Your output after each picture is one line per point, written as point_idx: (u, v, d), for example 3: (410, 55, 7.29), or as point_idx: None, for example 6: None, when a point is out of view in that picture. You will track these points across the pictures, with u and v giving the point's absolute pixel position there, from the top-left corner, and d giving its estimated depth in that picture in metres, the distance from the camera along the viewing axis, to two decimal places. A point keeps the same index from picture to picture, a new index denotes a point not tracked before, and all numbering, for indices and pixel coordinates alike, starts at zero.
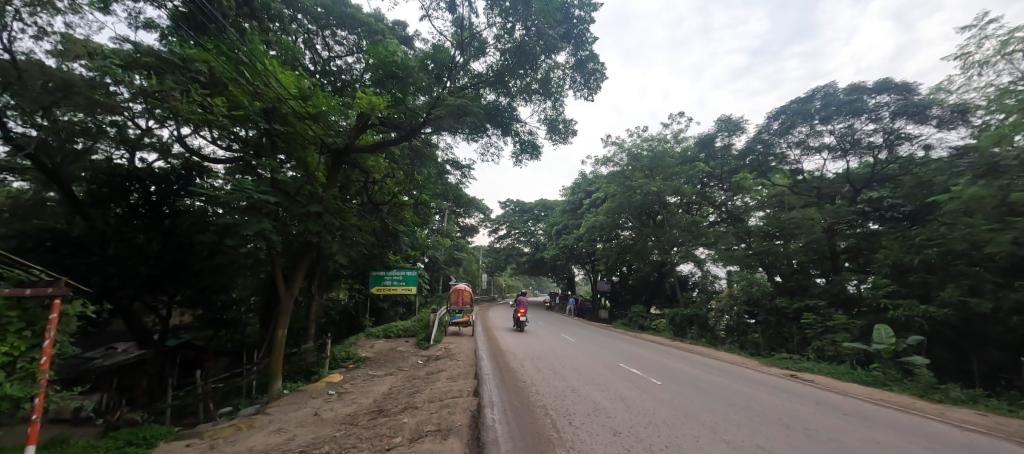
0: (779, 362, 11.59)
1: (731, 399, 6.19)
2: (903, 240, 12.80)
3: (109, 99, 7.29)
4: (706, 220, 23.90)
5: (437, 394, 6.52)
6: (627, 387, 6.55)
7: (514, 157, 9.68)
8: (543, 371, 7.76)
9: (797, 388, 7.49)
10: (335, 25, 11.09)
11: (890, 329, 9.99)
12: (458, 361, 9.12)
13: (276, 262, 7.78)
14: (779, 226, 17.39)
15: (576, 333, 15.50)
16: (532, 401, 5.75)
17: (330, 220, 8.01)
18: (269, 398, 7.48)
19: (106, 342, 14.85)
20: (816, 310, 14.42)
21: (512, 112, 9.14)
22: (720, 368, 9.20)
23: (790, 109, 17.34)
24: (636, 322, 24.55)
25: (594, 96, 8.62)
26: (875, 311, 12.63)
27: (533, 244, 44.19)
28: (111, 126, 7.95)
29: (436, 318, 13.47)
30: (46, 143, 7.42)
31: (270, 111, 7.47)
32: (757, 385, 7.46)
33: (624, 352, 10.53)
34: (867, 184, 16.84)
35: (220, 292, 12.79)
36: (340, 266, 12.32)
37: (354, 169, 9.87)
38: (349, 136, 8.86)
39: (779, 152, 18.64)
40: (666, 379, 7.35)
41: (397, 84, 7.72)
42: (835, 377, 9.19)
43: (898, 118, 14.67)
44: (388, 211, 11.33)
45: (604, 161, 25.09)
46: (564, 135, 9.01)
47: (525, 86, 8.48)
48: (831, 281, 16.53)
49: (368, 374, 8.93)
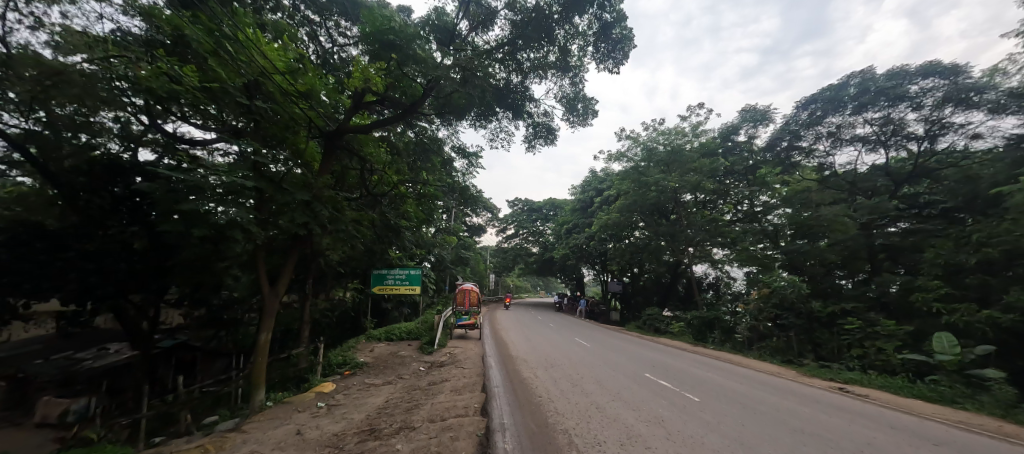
0: (820, 372, 10.48)
1: (791, 425, 5.17)
2: (956, 237, 11.59)
3: (112, 95, 5.67)
4: (725, 220, 22.24)
5: (438, 411, 5.58)
6: (663, 408, 5.56)
7: (527, 143, 8.73)
8: (560, 383, 6.82)
9: (861, 409, 6.42)
10: (340, 13, 9.85)
11: (953, 337, 8.91)
12: (463, 370, 8.17)
13: (259, 256, 6.90)
14: (808, 223, 16.16)
15: (590, 338, 14.46)
16: (551, 424, 4.80)
17: (320, 210, 7.17)
18: (250, 410, 6.61)
19: (99, 342, 14.17)
20: (854, 314, 13.19)
21: (524, 91, 8.20)
22: (760, 381, 8.19)
23: (821, 98, 16.15)
24: (650, 326, 23.46)
25: (619, 71, 7.68)
26: (925, 316, 11.44)
27: (541, 243, 43.31)
28: (114, 121, 6.84)
29: (441, 321, 12.56)
30: (42, 136, 6.27)
31: (252, 87, 6.63)
32: (813, 405, 6.41)
33: (647, 359, 9.55)
34: (907, 179, 15.55)
35: (212, 290, 12.00)
36: (338, 262, 11.51)
37: (350, 157, 8.96)
38: (343, 118, 8.04)
39: (807, 145, 17.50)
40: (704, 396, 6.34)
41: (395, 55, 6.82)
42: (892, 392, 8.07)
43: (945, 105, 13.45)
44: (389, 204, 10.42)
45: (618, 157, 24.11)
46: (583, 118, 8.07)
47: (539, 60, 7.54)
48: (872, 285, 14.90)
49: (364, 383, 8.03)
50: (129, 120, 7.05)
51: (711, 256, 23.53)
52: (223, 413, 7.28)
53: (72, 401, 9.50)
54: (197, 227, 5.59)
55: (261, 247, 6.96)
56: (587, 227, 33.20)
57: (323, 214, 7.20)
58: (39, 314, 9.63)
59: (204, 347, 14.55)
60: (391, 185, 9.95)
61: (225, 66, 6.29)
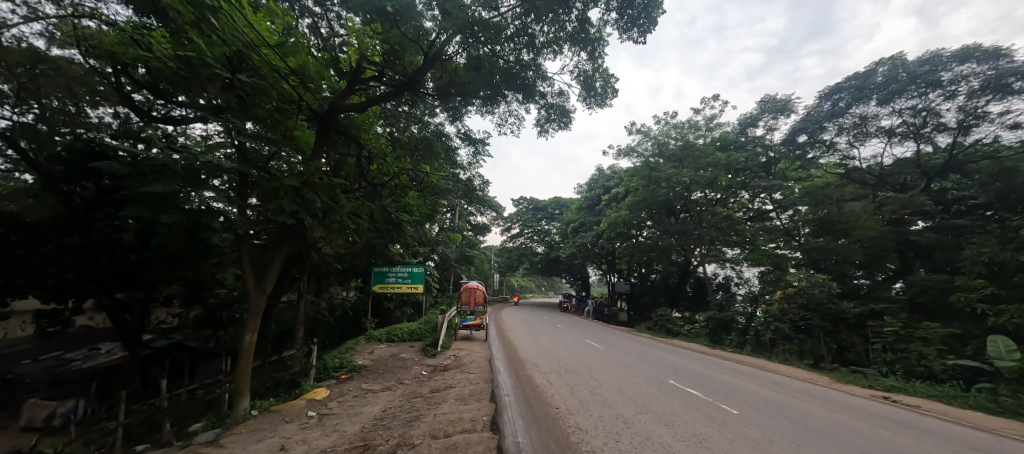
0: (857, 378, 9.65)
1: (855, 444, 4.45)
2: (1001, 233, 10.71)
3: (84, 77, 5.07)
4: (741, 218, 21.36)
5: (441, 425, 4.87)
6: (702, 423, 4.82)
7: (539, 128, 8.06)
8: (579, 392, 6.08)
9: (925, 425, 5.65)
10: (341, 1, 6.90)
11: (1011, 341, 8.12)
12: (469, 375, 7.45)
13: (243, 249, 6.09)
14: (834, 219, 15.28)
15: (601, 339, 13.73)
16: (575, 443, 4.09)
17: (311, 196, 6.44)
18: (233, 420, 5.91)
19: (89, 343, 13.52)
20: (887, 315, 12.35)
21: (537, 69, 7.50)
22: (796, 389, 7.46)
23: (847, 87, 15.26)
24: (661, 327, 22.61)
25: (644, 44, 6.95)
26: (968, 319, 10.58)
27: (547, 243, 42.55)
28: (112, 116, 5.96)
29: (445, 322, 11.87)
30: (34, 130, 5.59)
31: (235, 59, 5.92)
32: (871, 420, 5.65)
33: (667, 364, 8.84)
34: (942, 172, 14.34)
35: (204, 288, 11.35)
36: (336, 257, 10.82)
37: (347, 142, 8.26)
38: (337, 97, 7.32)
39: (828, 138, 16.64)
40: (743, 408, 5.62)
41: (395, 26, 6.12)
42: (945, 402, 7.27)
43: (983, 93, 12.56)
44: (390, 196, 9.72)
45: (628, 152, 23.25)
46: (602, 101, 7.38)
47: (554, 33, 6.84)
48: (901, 285, 14.08)
49: (361, 389, 7.35)
50: (131, 114, 6.18)
51: (725, 256, 22.65)
52: (206, 421, 6.60)
53: (58, 404, 8.73)
54: (164, 213, 4.79)
55: (244, 238, 6.19)
56: (594, 225, 32.42)
57: (315, 200, 6.47)
58: (16, 313, 8.98)
59: (199, 348, 13.90)
60: (391, 175, 9.26)
61: (204, 34, 5.61)
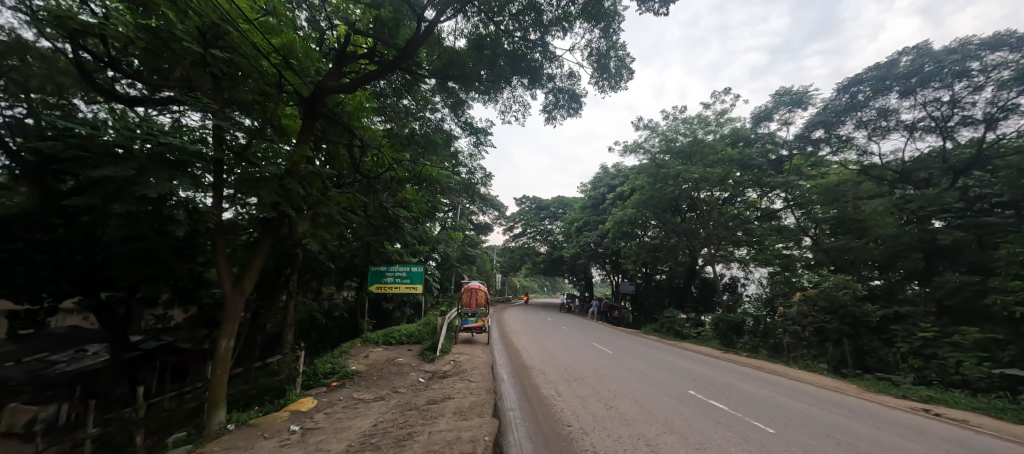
0: (887, 387, 8.97)
1: None
2: None
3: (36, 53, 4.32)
4: (751, 216, 20.69)
5: (435, 447, 4.23)
6: (737, 446, 4.19)
7: (546, 115, 7.43)
8: (592, 406, 5.47)
9: (987, 447, 4.99)
10: None
11: None
12: (469, 384, 6.81)
13: (219, 246, 5.47)
14: (852, 217, 14.59)
15: (609, 342, 13.09)
16: None
17: (295, 186, 5.87)
18: (204, 436, 5.29)
19: (77, 344, 12.91)
20: (912, 319, 11.65)
21: (544, 49, 6.84)
22: (828, 402, 6.85)
23: (867, 78, 14.51)
24: (668, 329, 21.94)
25: (665, 16, 6.24)
26: (1004, 323, 9.86)
27: (550, 243, 41.87)
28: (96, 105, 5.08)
29: (445, 325, 11.25)
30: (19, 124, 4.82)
31: (206, 32, 5.25)
32: (924, 441, 5.01)
33: (683, 371, 8.20)
34: (971, 165, 13.22)
35: (193, 288, 10.75)
36: (330, 255, 10.23)
37: (337, 129, 7.58)
38: (324, 76, 6.64)
39: (844, 133, 15.92)
40: (779, 426, 4.99)
41: None
42: (993, 416, 6.60)
43: (1014, 85, 11.82)
44: (385, 189, 9.13)
45: (635, 149, 22.56)
46: (616, 84, 6.71)
47: (563, 8, 6.19)
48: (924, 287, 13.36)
49: (352, 399, 6.73)
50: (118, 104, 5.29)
51: (734, 256, 21.91)
52: (181, 434, 5.99)
53: (40, 408, 8.13)
54: (116, 200, 4.13)
55: (221, 233, 5.57)
56: (598, 224, 31.75)
57: (299, 190, 5.90)
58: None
59: (192, 350, 13.32)
60: (386, 166, 8.64)
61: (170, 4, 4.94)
